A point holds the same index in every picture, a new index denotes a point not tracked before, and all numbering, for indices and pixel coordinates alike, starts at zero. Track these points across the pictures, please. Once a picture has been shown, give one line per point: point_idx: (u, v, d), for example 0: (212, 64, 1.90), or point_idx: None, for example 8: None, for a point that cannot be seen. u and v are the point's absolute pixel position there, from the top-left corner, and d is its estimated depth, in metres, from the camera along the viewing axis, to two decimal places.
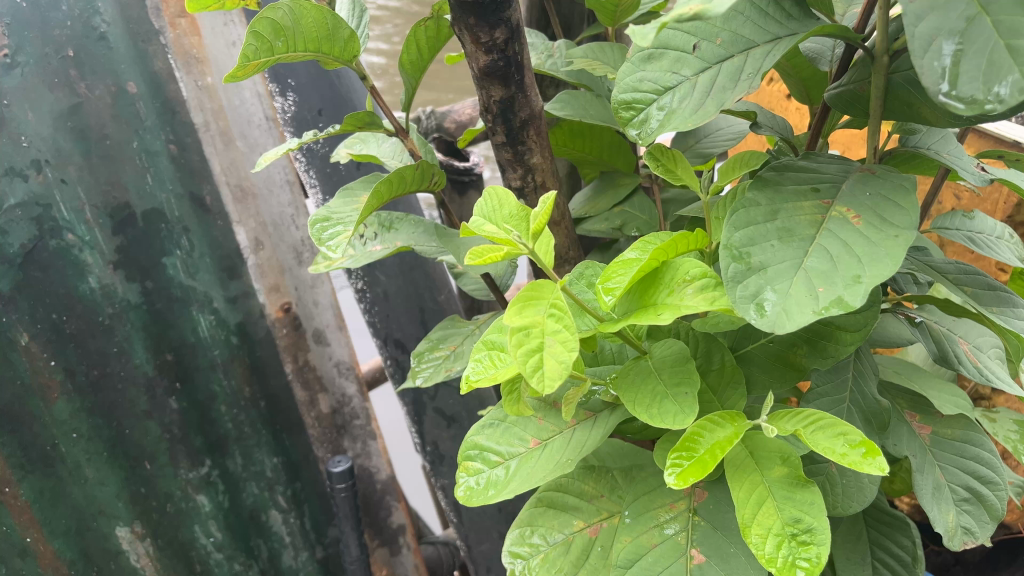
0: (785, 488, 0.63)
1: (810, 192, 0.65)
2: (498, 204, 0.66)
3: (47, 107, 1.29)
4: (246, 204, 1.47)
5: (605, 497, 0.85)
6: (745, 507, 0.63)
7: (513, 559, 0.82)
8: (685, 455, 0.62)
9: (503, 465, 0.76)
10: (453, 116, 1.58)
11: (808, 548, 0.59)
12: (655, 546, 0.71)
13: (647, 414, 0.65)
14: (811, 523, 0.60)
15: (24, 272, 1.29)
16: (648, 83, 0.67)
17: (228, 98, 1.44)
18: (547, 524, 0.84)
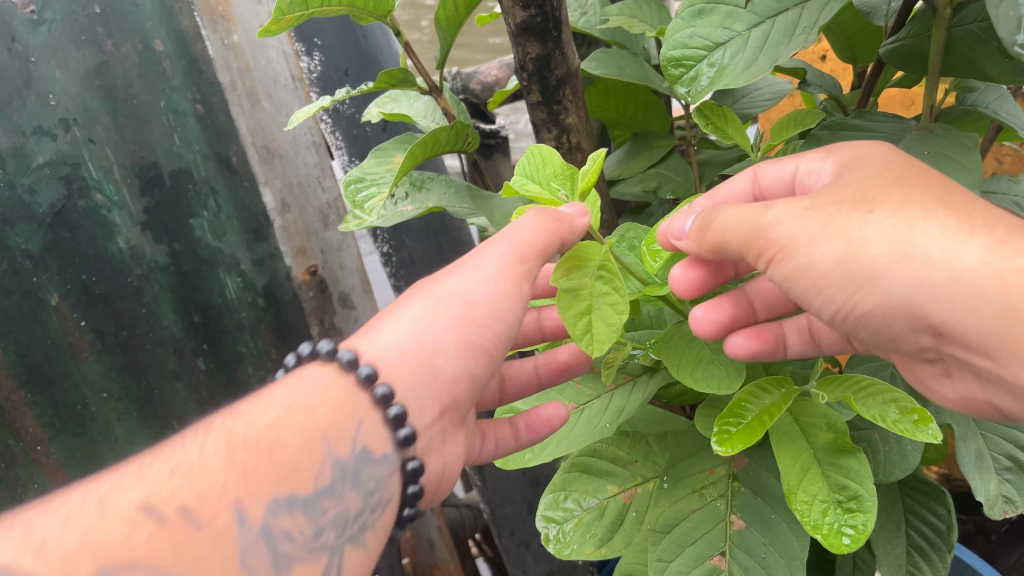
0: (831, 456, 0.62)
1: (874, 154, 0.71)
2: (542, 162, 0.66)
3: (75, 65, 1.25)
4: (273, 165, 1.46)
5: (639, 462, 0.85)
6: (790, 474, 0.62)
7: (547, 524, 0.81)
8: (734, 421, 0.63)
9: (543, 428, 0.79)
10: (479, 78, 1.56)
11: (854, 515, 0.58)
12: (693, 511, 0.71)
13: (690, 376, 0.65)
14: (858, 491, 0.59)
15: (53, 232, 1.28)
16: (699, 39, 0.64)
17: (254, 58, 1.42)
18: (581, 489, 0.83)
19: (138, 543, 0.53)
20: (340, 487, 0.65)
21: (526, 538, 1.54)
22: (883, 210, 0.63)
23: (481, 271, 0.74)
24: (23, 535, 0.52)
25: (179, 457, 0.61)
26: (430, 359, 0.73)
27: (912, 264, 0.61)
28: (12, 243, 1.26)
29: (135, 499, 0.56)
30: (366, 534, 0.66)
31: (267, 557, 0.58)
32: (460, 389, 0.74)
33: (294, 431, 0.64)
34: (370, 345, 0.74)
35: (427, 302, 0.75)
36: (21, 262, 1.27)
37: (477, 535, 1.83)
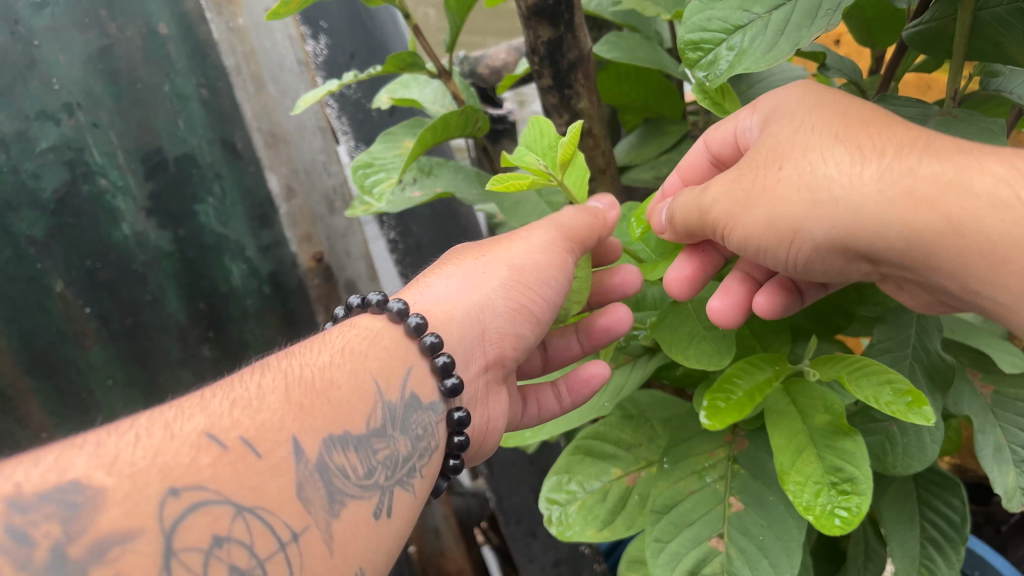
0: (826, 437, 0.61)
1: None
2: (539, 133, 0.65)
3: (78, 48, 1.23)
4: (278, 150, 1.43)
5: (643, 446, 0.84)
6: (783, 454, 0.61)
7: (549, 506, 0.80)
8: (723, 395, 0.63)
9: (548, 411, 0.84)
10: (487, 62, 1.54)
11: (848, 498, 0.57)
12: (693, 492, 0.71)
13: (682, 354, 0.67)
14: (853, 473, 0.58)
15: (58, 218, 1.27)
16: (718, 22, 0.62)
17: (259, 41, 1.37)
18: (584, 472, 0.82)
19: (203, 466, 0.54)
20: (391, 428, 0.65)
21: (532, 527, 1.52)
22: (791, 161, 0.67)
23: (529, 241, 0.76)
24: (94, 449, 0.53)
25: (238, 389, 0.61)
26: (478, 315, 0.74)
27: (823, 202, 0.65)
28: (16, 230, 1.25)
29: (200, 425, 0.56)
30: (415, 477, 0.66)
31: (321, 490, 0.58)
32: (503, 346, 0.76)
33: (345, 374, 0.65)
34: (419, 299, 0.76)
35: (474, 266, 0.78)
36: (25, 248, 1.26)
37: (483, 523, 1.83)
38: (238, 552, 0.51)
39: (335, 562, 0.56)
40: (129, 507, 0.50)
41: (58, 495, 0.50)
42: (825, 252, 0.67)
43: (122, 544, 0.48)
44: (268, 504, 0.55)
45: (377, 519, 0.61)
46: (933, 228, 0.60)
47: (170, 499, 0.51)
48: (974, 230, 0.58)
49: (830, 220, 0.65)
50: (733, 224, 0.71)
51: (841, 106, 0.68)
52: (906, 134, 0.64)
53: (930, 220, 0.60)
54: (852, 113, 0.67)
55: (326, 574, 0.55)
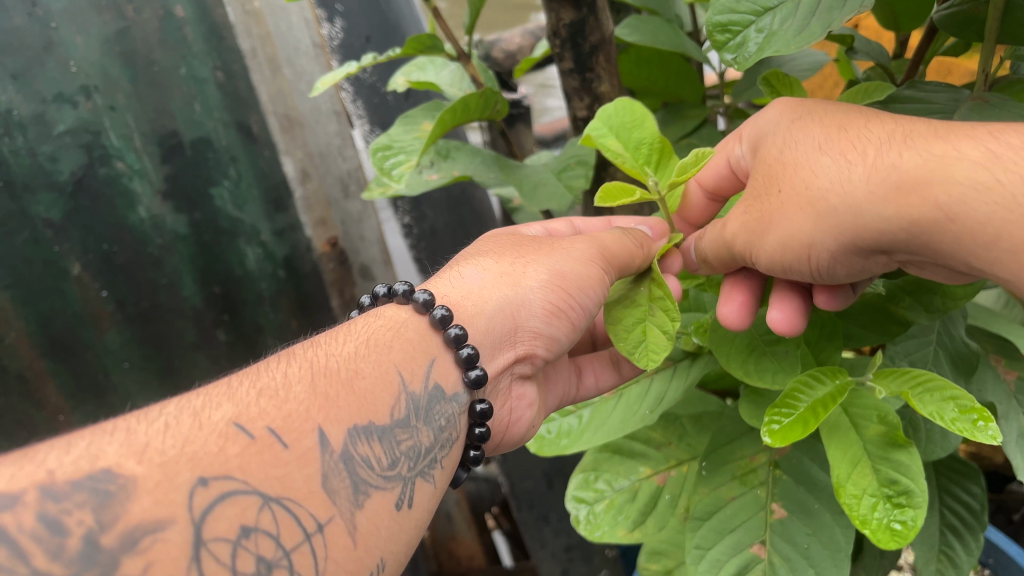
0: (879, 447, 0.61)
1: None
2: (634, 121, 0.67)
3: (95, 30, 1.23)
4: (293, 134, 1.42)
5: (674, 445, 0.87)
6: (840, 467, 0.60)
7: (577, 504, 0.84)
8: (786, 411, 0.60)
9: (576, 415, 0.85)
10: (502, 45, 1.53)
11: (904, 510, 0.57)
12: (734, 499, 0.73)
13: (741, 368, 0.68)
14: (908, 485, 0.57)
15: (75, 201, 1.27)
16: (747, 3, 0.62)
17: (275, 23, 1.36)
18: (613, 471, 0.86)
19: (231, 455, 0.52)
20: (414, 419, 0.64)
21: (544, 513, 1.50)
22: (787, 180, 0.68)
23: (570, 253, 0.75)
24: (126, 436, 0.51)
25: (264, 376, 0.60)
26: (513, 312, 0.73)
27: (826, 214, 0.65)
28: (33, 212, 1.25)
29: (227, 414, 0.55)
30: (436, 469, 0.65)
31: (345, 481, 0.57)
32: (536, 345, 0.75)
33: (371, 365, 0.64)
34: (450, 291, 0.74)
35: (503, 265, 0.76)
36: (42, 230, 1.26)
37: (494, 509, 1.82)
38: (266, 544, 0.50)
39: (357, 554, 0.55)
40: (160, 496, 0.49)
41: (91, 482, 0.48)
42: (845, 257, 0.67)
43: (153, 534, 0.47)
44: (294, 494, 0.54)
45: (399, 511, 0.60)
46: (926, 217, 0.58)
47: (199, 488, 0.50)
48: (962, 214, 0.56)
49: (836, 229, 0.64)
50: (758, 245, 0.71)
51: (821, 112, 0.67)
52: (886, 129, 0.63)
53: (923, 209, 0.58)
54: (832, 117, 0.66)
55: (348, 567, 0.54)
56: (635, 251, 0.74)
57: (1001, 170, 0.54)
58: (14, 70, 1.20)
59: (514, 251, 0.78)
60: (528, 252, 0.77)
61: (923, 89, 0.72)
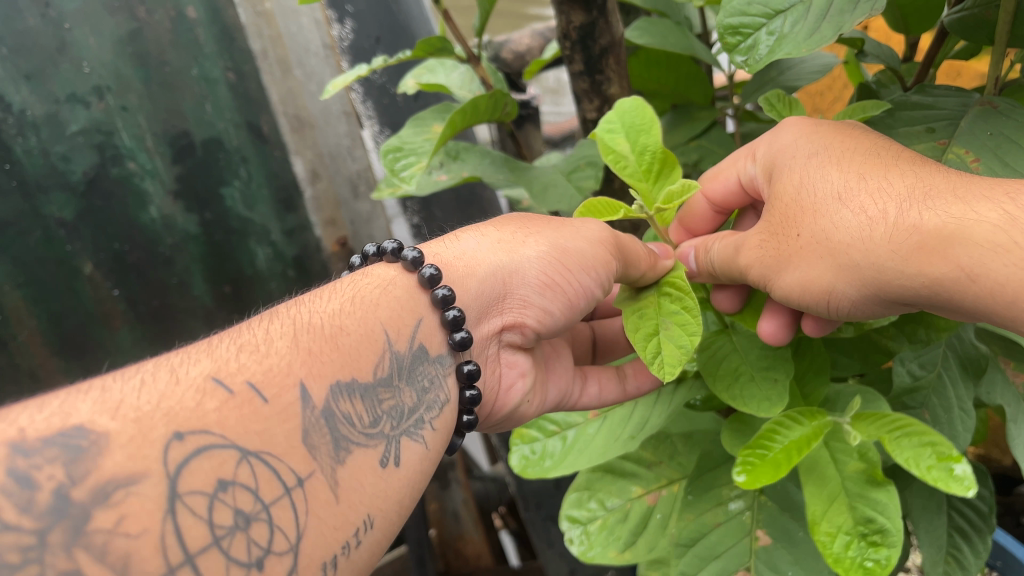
0: (858, 485, 0.63)
1: (923, 133, 0.69)
2: (647, 125, 0.68)
3: (108, 31, 1.24)
4: (303, 134, 1.42)
5: (664, 463, 0.87)
6: (815, 505, 0.62)
7: (571, 525, 0.85)
8: (760, 453, 0.61)
9: (560, 436, 0.86)
10: (511, 47, 1.54)
11: (878, 549, 0.58)
12: (720, 524, 0.74)
13: (729, 394, 0.68)
14: (884, 524, 0.59)
15: (87, 200, 1.28)
16: (758, 6, 0.62)
17: (286, 25, 1.36)
18: (605, 490, 0.86)
19: (209, 410, 0.51)
20: (397, 379, 0.64)
21: (551, 513, 1.49)
22: (806, 223, 0.68)
23: (580, 229, 0.75)
24: (100, 394, 0.50)
25: (244, 334, 0.59)
26: (506, 277, 0.74)
27: (846, 265, 0.65)
28: (47, 212, 1.26)
29: (205, 369, 0.53)
30: (424, 429, 0.64)
31: (326, 437, 0.56)
32: (525, 313, 0.75)
33: (355, 321, 0.63)
34: (445, 250, 0.74)
35: (509, 233, 0.76)
36: (55, 229, 1.27)
37: (501, 508, 1.82)
38: (244, 498, 0.49)
39: (341, 509, 0.54)
40: (134, 451, 0.47)
41: (62, 438, 0.46)
42: (864, 306, 0.67)
43: (126, 488, 0.45)
44: (275, 449, 0.52)
45: (384, 468, 0.59)
46: (949, 278, 0.58)
47: (174, 443, 0.48)
48: (983, 276, 0.56)
49: (855, 280, 0.65)
50: (772, 284, 0.71)
51: (841, 154, 0.67)
52: (904, 180, 0.63)
53: (944, 269, 0.58)
54: (851, 163, 0.66)
55: (331, 524, 0.53)
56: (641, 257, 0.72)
57: (1017, 234, 0.54)
58: (28, 70, 1.21)
59: (521, 223, 0.78)
60: (534, 224, 0.77)
61: (934, 93, 0.71)
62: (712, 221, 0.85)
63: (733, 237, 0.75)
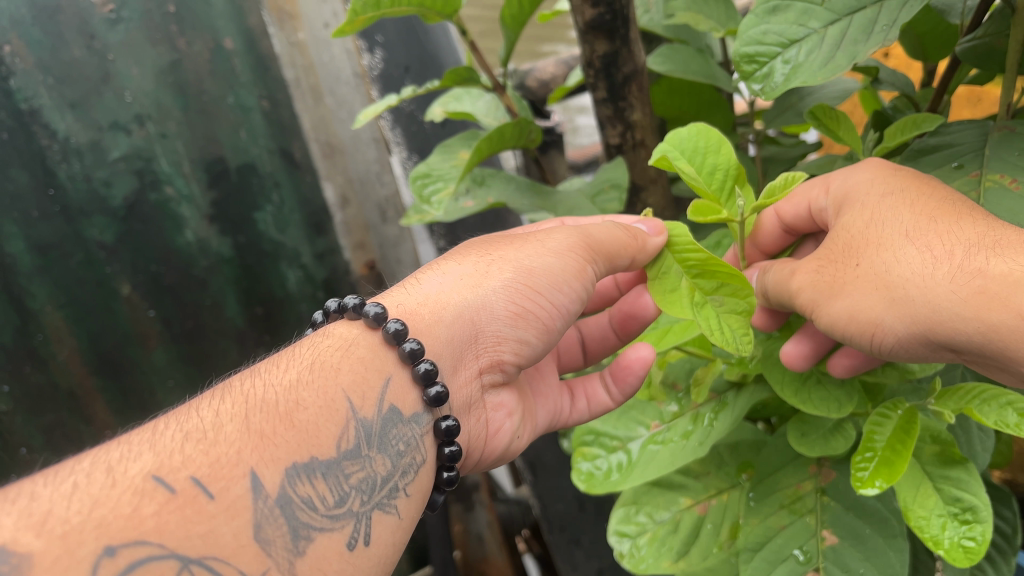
0: (939, 467, 0.61)
1: (954, 169, 0.70)
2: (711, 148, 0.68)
3: (150, 62, 1.29)
4: (334, 160, 1.46)
5: (712, 474, 0.81)
6: (905, 490, 0.61)
7: (619, 539, 0.79)
8: (868, 456, 0.60)
9: (623, 449, 0.78)
10: (535, 75, 1.57)
11: (972, 527, 0.56)
12: (784, 527, 0.69)
13: (797, 397, 0.69)
14: (972, 501, 0.57)
15: (127, 224, 1.33)
16: (773, 35, 0.64)
17: (318, 54, 1.40)
18: (653, 503, 0.80)
19: (146, 515, 0.50)
20: (367, 448, 0.63)
21: (575, 535, 1.49)
22: (867, 256, 0.68)
23: (545, 243, 0.76)
24: (26, 503, 0.49)
25: (192, 417, 0.58)
26: (473, 316, 0.73)
27: (900, 301, 0.64)
28: (88, 235, 1.31)
29: (146, 467, 0.53)
30: (397, 499, 0.64)
31: (281, 528, 0.55)
32: (501, 350, 0.75)
33: (314, 394, 0.62)
34: (407, 299, 0.74)
35: (475, 262, 0.77)
36: (95, 252, 1.32)
37: (524, 531, 1.82)
38: None
39: None
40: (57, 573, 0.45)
41: None
42: (908, 349, 0.65)
43: None
44: (220, 552, 0.51)
45: (352, 550, 0.58)
46: (1007, 326, 0.57)
47: (104, 560, 0.47)
48: None
49: (906, 319, 0.64)
50: (818, 311, 0.70)
51: (916, 195, 0.67)
52: (974, 226, 0.63)
53: (1006, 317, 0.58)
54: (925, 203, 0.66)
55: None
56: (625, 243, 0.73)
57: None
58: (73, 99, 1.26)
59: (480, 251, 0.79)
60: (493, 252, 0.77)
61: (949, 129, 0.74)
62: (783, 239, 0.84)
63: (790, 264, 0.75)
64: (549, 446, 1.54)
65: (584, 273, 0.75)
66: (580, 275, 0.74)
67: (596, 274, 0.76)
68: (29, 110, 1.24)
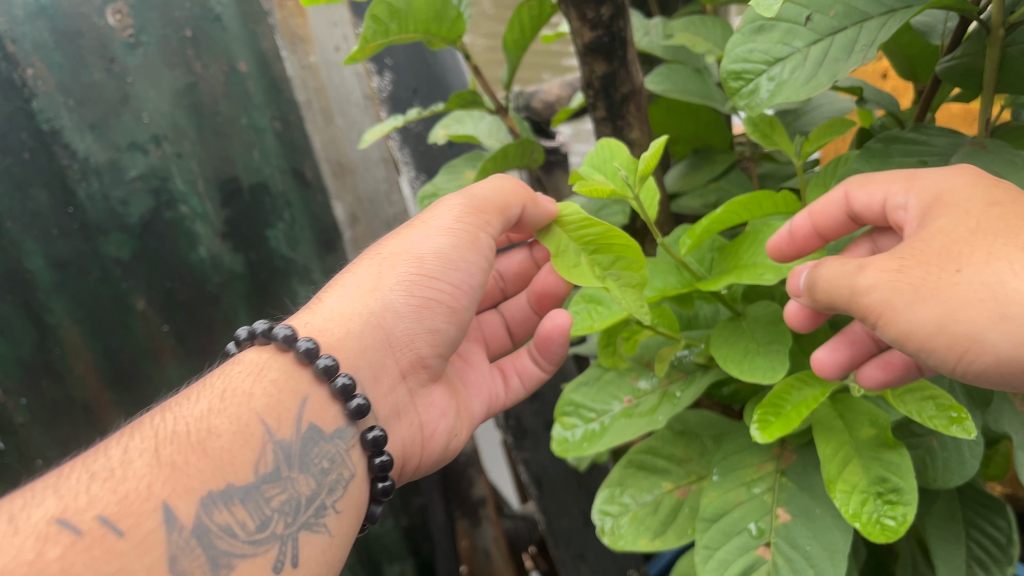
0: (872, 450, 0.73)
1: (930, 168, 0.71)
2: (610, 155, 0.77)
3: (167, 85, 1.34)
4: (344, 180, 1.49)
5: (694, 461, 0.93)
6: (832, 464, 0.73)
7: (603, 516, 0.88)
8: (773, 412, 0.73)
9: (598, 422, 0.87)
10: (541, 97, 1.61)
11: (894, 508, 0.69)
12: (742, 502, 0.79)
13: (737, 366, 0.74)
14: (897, 486, 0.70)
15: (142, 241, 1.37)
16: (759, 54, 0.67)
17: (329, 77, 1.44)
18: (636, 486, 0.90)
19: (51, 559, 0.53)
20: (286, 470, 0.68)
21: (581, 550, 1.51)
22: (971, 262, 0.61)
23: (428, 228, 0.80)
24: None
25: (101, 458, 0.62)
26: (379, 320, 0.78)
27: (1012, 316, 0.57)
28: (105, 251, 1.35)
29: (49, 513, 0.56)
30: (326, 517, 0.68)
31: (199, 558, 0.59)
32: (416, 345, 0.80)
33: (226, 422, 0.67)
34: (309, 321, 0.79)
35: (369, 267, 0.81)
36: (112, 269, 1.35)
37: (532, 548, 1.82)
38: None
39: None
40: None
41: None
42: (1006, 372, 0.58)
43: None
44: None
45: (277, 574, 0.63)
46: None
47: None
48: None
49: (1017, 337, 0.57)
50: (895, 315, 0.63)
51: None
52: None
53: None
54: None
55: None
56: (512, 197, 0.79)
57: None
58: (92, 120, 1.31)
59: (374, 253, 0.83)
60: (382, 253, 0.82)
61: (925, 134, 0.75)
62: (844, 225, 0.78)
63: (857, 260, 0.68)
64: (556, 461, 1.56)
65: (474, 245, 0.79)
66: (473, 245, 0.79)
67: (490, 239, 0.81)
68: (50, 131, 1.28)
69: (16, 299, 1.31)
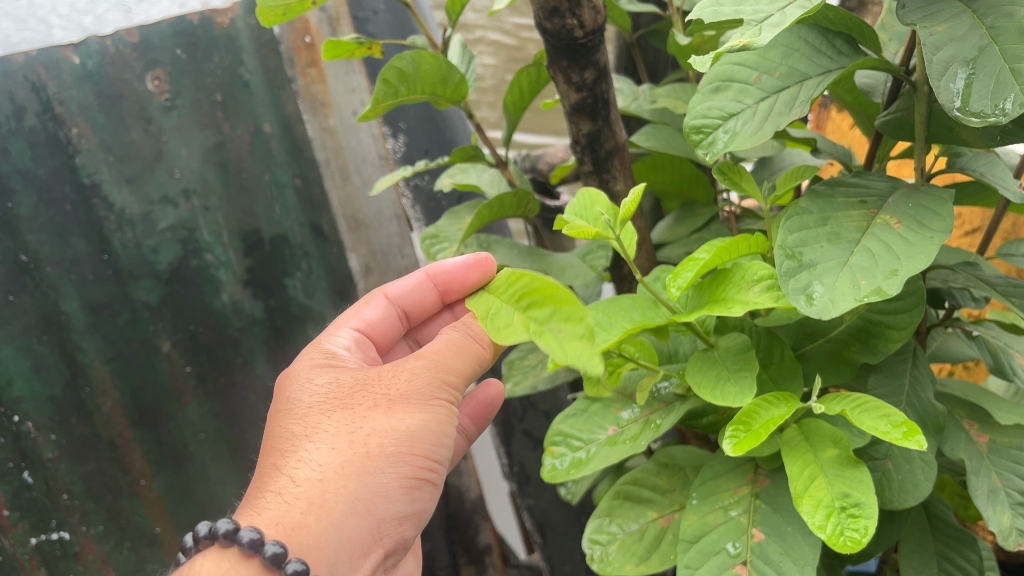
0: (836, 467, 0.68)
1: (858, 204, 0.74)
2: (591, 201, 0.81)
3: (197, 143, 1.46)
4: (359, 233, 1.59)
5: (678, 491, 0.89)
6: (798, 480, 0.69)
7: (592, 545, 0.86)
8: (742, 428, 0.68)
9: (585, 449, 0.83)
10: (546, 159, 1.71)
11: (856, 520, 0.64)
12: (720, 524, 0.75)
13: (710, 394, 0.72)
14: (859, 499, 0.65)
15: (170, 287, 1.47)
16: (716, 110, 0.77)
17: (346, 138, 1.55)
18: (624, 515, 0.87)
19: None
20: None
21: None
22: None
23: (406, 406, 0.76)
24: None
25: None
26: (358, 518, 0.73)
27: None
28: (135, 295, 1.45)
29: None
30: None
31: None
32: (396, 527, 0.78)
33: None
34: (279, 516, 0.72)
35: (338, 446, 0.75)
36: (141, 312, 1.45)
37: None
38: None
39: None
40: None
41: None
42: None
43: None
44: None
45: None
46: None
47: None
48: None
49: None
50: None
51: None
52: None
53: None
54: None
55: None
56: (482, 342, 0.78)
57: None
58: (129, 175, 1.43)
59: (341, 423, 0.76)
60: (353, 427, 0.76)
61: (862, 176, 0.78)
62: None
63: None
64: (559, 508, 1.60)
65: (445, 421, 0.77)
66: (450, 418, 0.78)
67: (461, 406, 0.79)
68: (91, 184, 1.41)
69: (51, 341, 1.40)
